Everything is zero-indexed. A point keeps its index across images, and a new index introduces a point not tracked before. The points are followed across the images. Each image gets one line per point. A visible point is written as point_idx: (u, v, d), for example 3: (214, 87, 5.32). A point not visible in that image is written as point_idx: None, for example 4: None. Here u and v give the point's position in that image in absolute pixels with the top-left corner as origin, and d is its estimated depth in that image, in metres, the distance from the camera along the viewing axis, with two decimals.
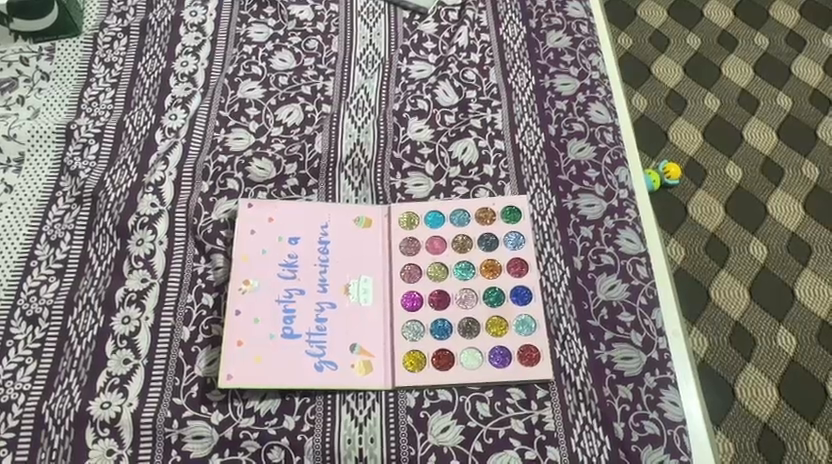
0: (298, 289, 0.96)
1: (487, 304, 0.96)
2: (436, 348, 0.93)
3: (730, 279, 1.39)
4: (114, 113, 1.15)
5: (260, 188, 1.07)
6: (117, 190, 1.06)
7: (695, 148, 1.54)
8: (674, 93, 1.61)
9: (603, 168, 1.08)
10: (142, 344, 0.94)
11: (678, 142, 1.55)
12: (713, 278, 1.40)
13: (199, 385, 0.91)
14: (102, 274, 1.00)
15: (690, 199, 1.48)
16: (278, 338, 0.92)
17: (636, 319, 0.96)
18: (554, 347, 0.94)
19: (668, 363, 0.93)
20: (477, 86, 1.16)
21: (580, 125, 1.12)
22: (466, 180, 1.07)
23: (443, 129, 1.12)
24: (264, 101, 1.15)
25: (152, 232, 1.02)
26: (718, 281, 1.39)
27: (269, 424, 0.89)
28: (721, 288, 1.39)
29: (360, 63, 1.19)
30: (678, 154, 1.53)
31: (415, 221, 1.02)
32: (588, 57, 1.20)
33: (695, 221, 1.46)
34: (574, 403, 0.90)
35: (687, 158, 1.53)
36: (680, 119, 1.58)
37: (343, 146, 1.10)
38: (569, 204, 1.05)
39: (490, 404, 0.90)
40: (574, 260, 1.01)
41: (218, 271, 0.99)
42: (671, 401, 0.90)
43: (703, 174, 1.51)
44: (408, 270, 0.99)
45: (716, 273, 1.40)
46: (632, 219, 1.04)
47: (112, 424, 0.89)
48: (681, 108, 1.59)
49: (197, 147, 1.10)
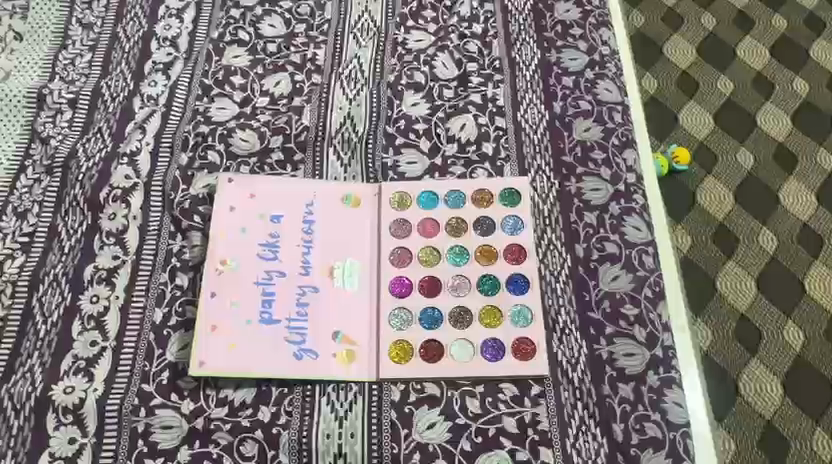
0: (279, 271, 0.90)
1: (481, 292, 0.90)
2: (425, 338, 0.87)
3: (739, 271, 1.33)
4: (90, 77, 1.07)
5: (243, 162, 0.99)
6: (90, 159, 0.99)
7: (706, 133, 1.46)
8: (686, 75, 1.53)
9: (610, 150, 1.01)
10: (111, 325, 0.88)
11: (688, 126, 1.47)
12: (720, 269, 1.33)
13: (169, 371, 0.85)
14: (71, 249, 0.93)
15: (699, 185, 1.41)
16: (255, 323, 0.86)
17: (640, 313, 0.90)
18: (551, 341, 0.87)
19: (672, 361, 0.87)
20: (479, 59, 1.09)
21: (587, 103, 1.05)
22: (463, 158, 1.00)
23: (440, 104, 1.05)
24: (251, 68, 1.08)
25: (126, 206, 0.96)
26: (726, 272, 1.33)
27: (243, 415, 0.83)
28: (729, 279, 1.32)
29: (355, 31, 1.11)
30: (689, 138, 1.46)
31: (407, 202, 0.96)
32: (598, 31, 1.12)
33: (704, 209, 1.39)
34: (571, 401, 0.84)
35: (698, 143, 1.45)
36: (691, 101, 1.50)
37: (334, 119, 1.03)
38: (573, 187, 0.98)
39: (480, 399, 0.84)
40: (576, 247, 0.94)
41: (194, 249, 0.93)
42: (674, 402, 0.84)
43: (714, 161, 1.43)
44: (397, 254, 0.92)
45: (723, 264, 1.33)
46: (639, 205, 0.97)
47: (76, 410, 0.83)
48: (693, 90, 1.51)
49: (177, 117, 1.03)
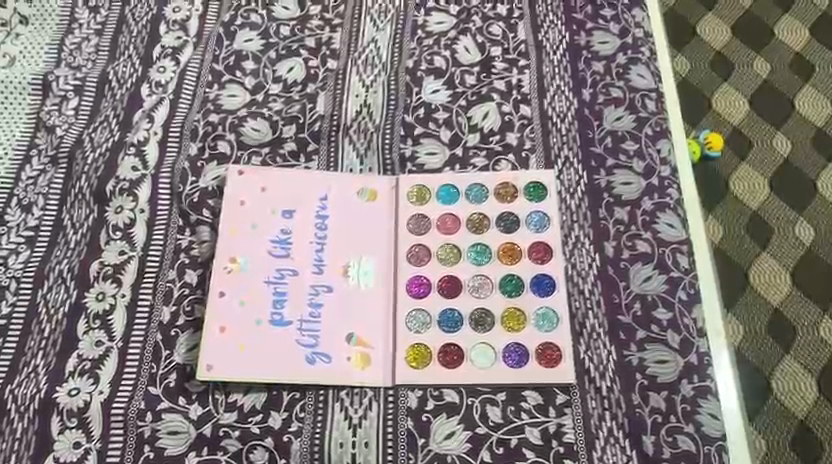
0: (291, 269, 0.86)
1: (503, 294, 0.84)
2: (443, 342, 0.82)
3: (774, 264, 1.26)
4: (97, 63, 1.03)
5: (254, 152, 0.95)
6: (96, 150, 0.95)
7: (741, 118, 1.39)
8: (721, 56, 1.45)
9: (643, 141, 0.95)
10: (117, 325, 0.85)
11: (722, 110, 1.39)
12: (756, 262, 1.26)
13: (177, 373, 0.82)
14: (77, 244, 0.90)
15: (733, 174, 1.34)
16: (266, 325, 0.83)
17: (673, 318, 0.84)
18: (578, 346, 0.82)
19: (708, 369, 0.82)
20: (503, 42, 1.03)
21: (619, 90, 0.99)
22: (486, 149, 0.95)
23: (462, 91, 0.99)
24: (263, 53, 1.02)
25: (133, 199, 0.92)
26: (761, 266, 1.26)
27: (253, 421, 0.79)
28: (764, 273, 1.25)
29: (372, 12, 1.05)
30: (723, 123, 1.38)
31: (426, 196, 0.91)
32: (631, 12, 1.05)
33: (739, 199, 1.32)
34: (599, 411, 0.79)
35: (732, 129, 1.38)
36: (726, 84, 1.42)
37: (349, 106, 0.98)
38: (602, 181, 0.92)
39: (502, 408, 0.79)
40: (605, 246, 0.88)
41: (203, 245, 0.89)
42: (710, 413, 0.79)
43: (750, 148, 1.36)
44: (415, 252, 0.87)
45: (759, 257, 1.27)
46: (673, 201, 0.91)
47: (81, 413, 0.80)
48: (728, 72, 1.43)
49: (186, 105, 0.99)
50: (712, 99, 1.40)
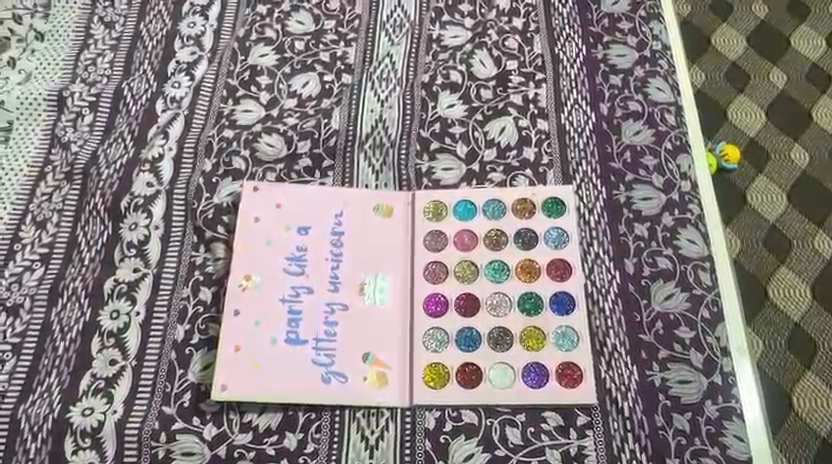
0: (306, 287, 0.85)
1: (522, 312, 0.83)
2: (461, 361, 0.81)
3: (792, 277, 1.24)
4: (112, 79, 1.03)
5: (269, 168, 0.94)
6: (111, 166, 0.95)
7: (759, 130, 1.37)
8: (736, 67, 1.43)
9: (663, 156, 0.94)
10: (131, 343, 0.84)
11: (738, 121, 1.38)
12: (774, 276, 1.24)
13: (191, 393, 0.81)
14: (91, 261, 0.89)
15: (750, 186, 1.32)
16: (281, 343, 0.81)
17: (696, 336, 0.82)
18: (599, 366, 0.81)
19: (732, 390, 0.80)
20: (519, 56, 1.02)
21: (637, 104, 0.98)
22: (503, 165, 0.93)
23: (478, 105, 0.98)
24: (278, 68, 1.02)
25: (147, 216, 0.91)
26: (779, 279, 1.24)
27: (268, 442, 0.78)
28: (782, 287, 1.23)
29: (387, 26, 1.05)
30: (739, 135, 1.36)
31: (443, 212, 0.90)
32: (648, 25, 1.04)
33: (756, 212, 1.29)
34: (621, 433, 0.77)
35: (748, 140, 1.36)
36: (741, 96, 1.40)
37: (365, 121, 0.97)
38: (621, 197, 0.91)
39: (522, 429, 0.78)
40: (625, 263, 0.87)
41: (217, 262, 0.88)
42: (735, 435, 0.77)
43: (768, 159, 1.34)
44: (432, 269, 0.86)
45: (777, 270, 1.24)
46: (694, 216, 0.90)
47: (94, 433, 0.79)
48: (742, 84, 1.41)
49: (201, 121, 0.98)
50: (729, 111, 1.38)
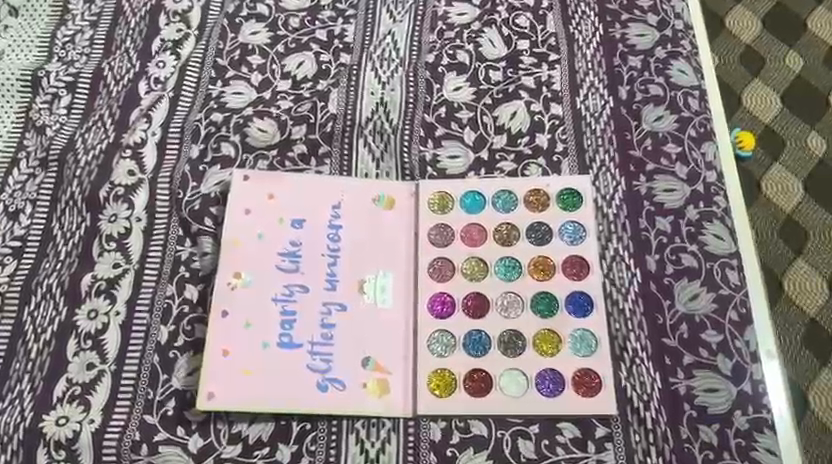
0: (301, 285, 0.78)
1: (536, 314, 0.76)
2: (469, 368, 0.74)
3: (807, 269, 1.14)
4: (91, 57, 0.95)
5: (261, 155, 0.87)
6: (89, 152, 0.88)
7: (772, 118, 1.27)
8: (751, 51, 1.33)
9: (686, 143, 0.87)
10: (111, 345, 0.77)
11: (752, 108, 1.28)
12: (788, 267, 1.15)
13: (175, 400, 0.74)
14: (67, 256, 0.82)
15: (764, 176, 1.22)
16: (273, 347, 0.75)
17: (723, 340, 0.76)
18: (619, 372, 0.74)
19: (764, 399, 0.74)
20: (531, 35, 0.94)
21: (658, 87, 0.91)
22: (514, 152, 0.86)
23: (487, 88, 0.91)
24: (271, 47, 0.95)
25: (128, 206, 0.84)
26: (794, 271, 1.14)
27: (259, 455, 0.72)
28: (797, 279, 1.14)
29: (388, 2, 0.97)
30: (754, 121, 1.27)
31: (449, 204, 0.83)
32: (670, 2, 0.97)
33: (769, 202, 1.20)
34: (643, 446, 0.71)
35: (763, 127, 1.26)
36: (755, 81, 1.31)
37: (365, 105, 0.89)
38: (642, 188, 0.84)
39: (535, 442, 0.71)
40: (647, 260, 0.80)
41: (205, 258, 0.81)
42: (767, 449, 0.71)
43: (780, 148, 1.24)
44: (437, 267, 0.79)
45: (791, 261, 1.15)
46: (720, 210, 0.83)
47: (69, 445, 0.72)
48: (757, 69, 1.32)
49: (187, 103, 0.91)
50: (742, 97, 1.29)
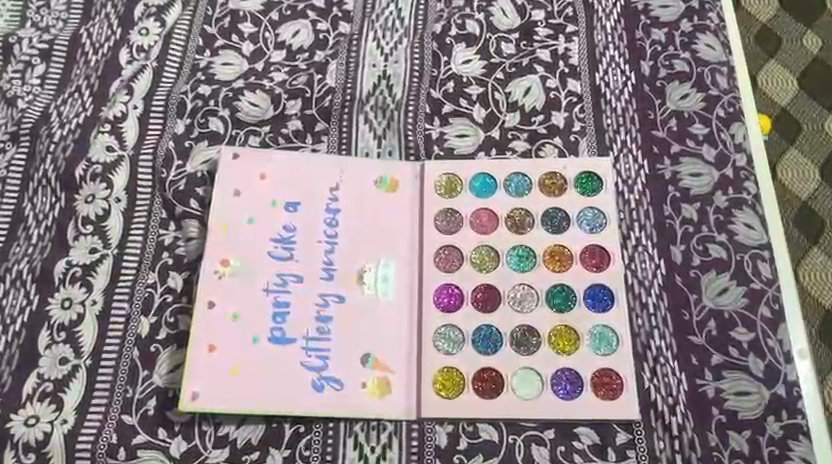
0: (295, 275, 0.71)
1: (551, 308, 0.70)
2: (478, 366, 0.68)
3: (824, 260, 1.01)
4: (68, 23, 0.88)
5: (252, 131, 0.80)
6: (64, 126, 0.80)
7: (790, 100, 1.11)
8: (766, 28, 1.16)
9: (714, 124, 0.80)
10: (86, 338, 0.70)
11: (766, 90, 1.12)
12: (802, 258, 1.01)
13: (157, 399, 0.68)
14: (40, 239, 0.75)
15: (780, 163, 1.07)
16: (264, 342, 0.68)
17: (755, 339, 0.70)
18: (642, 373, 0.68)
19: (799, 403, 0.67)
20: (546, 5, 0.87)
21: (684, 63, 0.84)
22: (527, 131, 0.80)
23: (498, 62, 0.83)
24: (263, 14, 0.87)
25: (107, 186, 0.77)
26: (808, 261, 1.01)
27: (249, 460, 0.66)
28: (812, 271, 1.01)
29: None
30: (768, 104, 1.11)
31: (457, 187, 0.76)
32: None
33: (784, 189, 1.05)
34: (667, 454, 0.65)
35: (779, 111, 1.10)
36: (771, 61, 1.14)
37: (365, 78, 0.82)
38: (667, 172, 0.78)
39: (550, 449, 0.65)
40: (672, 250, 0.74)
41: (190, 243, 0.74)
42: (802, 458, 0.65)
43: (799, 132, 1.08)
44: (444, 255, 0.73)
45: (806, 251, 1.02)
46: (751, 196, 0.76)
47: (39, 448, 0.66)
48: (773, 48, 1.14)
49: (173, 74, 0.83)
50: (757, 76, 1.12)
